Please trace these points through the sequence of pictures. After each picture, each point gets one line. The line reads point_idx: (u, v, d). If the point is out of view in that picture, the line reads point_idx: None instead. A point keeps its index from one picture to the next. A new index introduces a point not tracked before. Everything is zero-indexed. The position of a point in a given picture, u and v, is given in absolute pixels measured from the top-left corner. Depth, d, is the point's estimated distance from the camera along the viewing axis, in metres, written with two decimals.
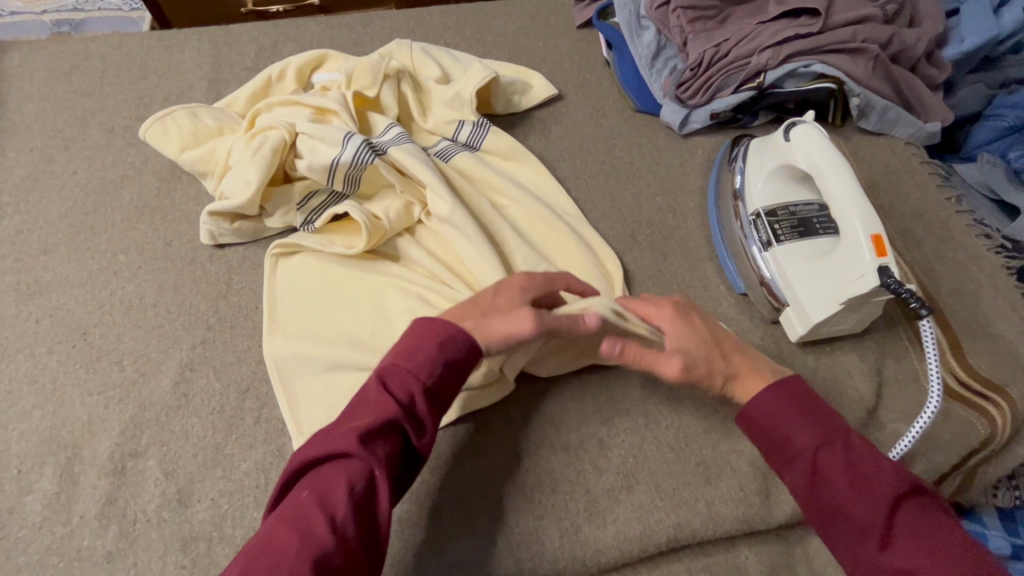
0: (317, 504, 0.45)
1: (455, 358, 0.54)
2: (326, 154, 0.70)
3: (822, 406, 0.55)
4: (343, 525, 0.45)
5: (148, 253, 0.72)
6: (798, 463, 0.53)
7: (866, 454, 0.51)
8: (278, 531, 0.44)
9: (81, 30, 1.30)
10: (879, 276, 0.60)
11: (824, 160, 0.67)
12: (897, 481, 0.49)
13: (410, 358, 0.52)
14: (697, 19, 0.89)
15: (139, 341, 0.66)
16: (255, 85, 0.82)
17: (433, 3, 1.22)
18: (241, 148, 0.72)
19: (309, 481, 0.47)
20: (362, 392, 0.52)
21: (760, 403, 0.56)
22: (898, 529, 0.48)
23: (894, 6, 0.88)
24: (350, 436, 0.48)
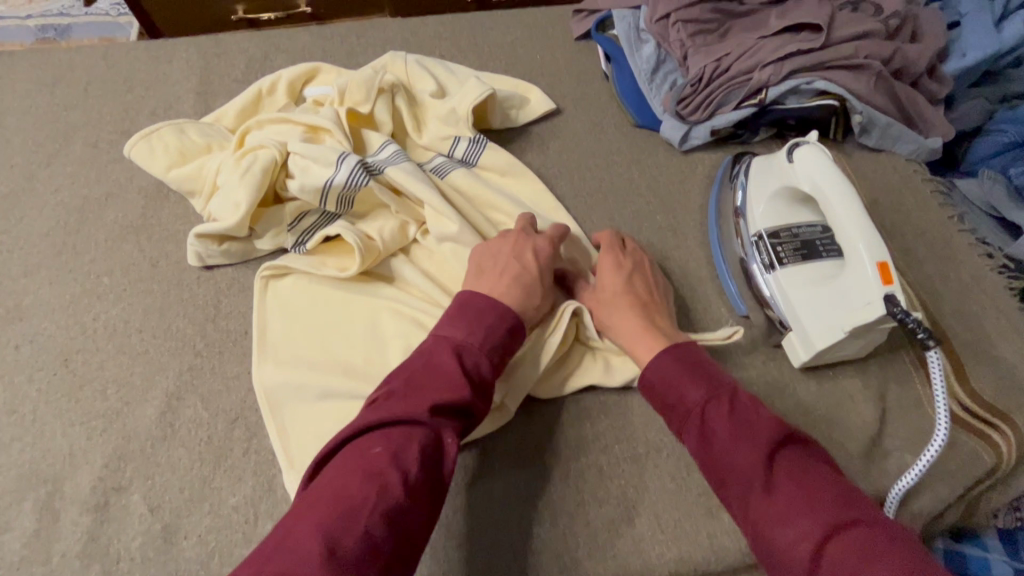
0: (394, 459, 0.45)
1: (511, 344, 0.58)
2: (319, 176, 0.67)
3: (713, 368, 0.56)
4: (416, 487, 0.45)
5: (134, 274, 0.70)
6: (690, 422, 0.53)
7: (750, 409, 0.52)
8: (353, 480, 0.43)
9: (67, 36, 1.27)
10: (885, 305, 0.58)
11: (827, 183, 0.65)
12: (776, 429, 0.50)
13: (478, 337, 0.55)
14: (697, 32, 0.87)
15: (123, 368, 0.64)
16: (245, 98, 0.79)
17: (428, 11, 1.19)
18: (229, 168, 0.70)
19: (381, 437, 0.47)
20: (430, 362, 0.53)
21: (655, 365, 0.57)
22: (780, 476, 0.48)
23: (897, 20, 0.87)
24: (425, 401, 0.49)
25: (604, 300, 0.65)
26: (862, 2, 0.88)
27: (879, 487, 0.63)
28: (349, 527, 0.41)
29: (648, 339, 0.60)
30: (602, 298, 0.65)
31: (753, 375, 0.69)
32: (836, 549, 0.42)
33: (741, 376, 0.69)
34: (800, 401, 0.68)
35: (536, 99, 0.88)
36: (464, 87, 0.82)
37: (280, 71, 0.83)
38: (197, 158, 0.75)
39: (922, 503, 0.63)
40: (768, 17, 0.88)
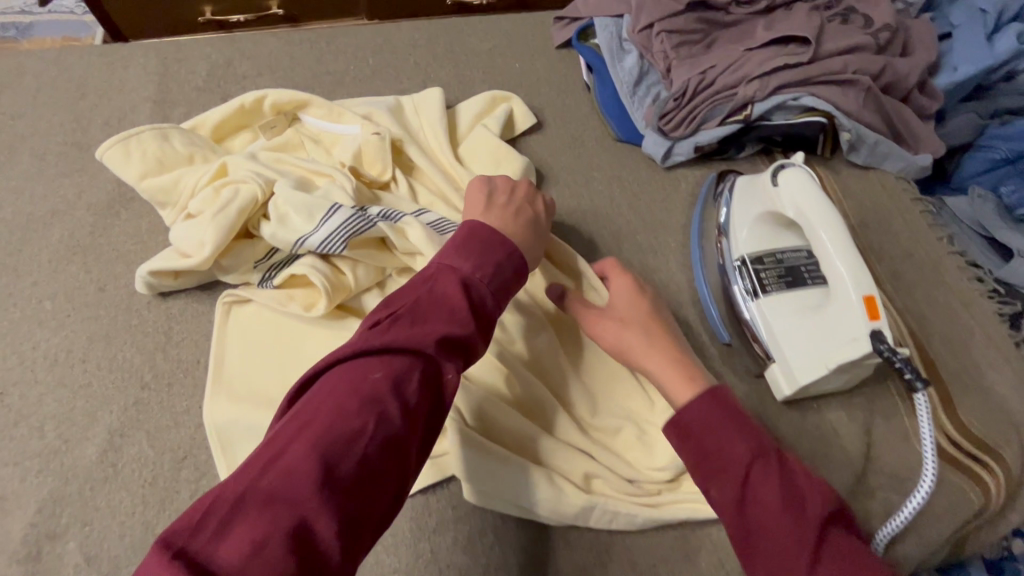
0: (395, 387, 0.41)
1: (514, 285, 0.54)
2: (297, 224, 0.62)
3: (749, 417, 0.53)
4: (414, 418, 0.41)
5: (78, 299, 0.65)
6: (731, 478, 0.50)
7: (798, 473, 0.50)
8: (350, 403, 0.39)
9: (28, 34, 1.21)
10: (872, 341, 0.56)
11: (813, 209, 0.62)
12: (827, 503, 0.49)
13: (485, 274, 0.51)
14: (682, 43, 0.83)
15: (63, 403, 0.60)
16: (232, 108, 0.75)
17: (407, 15, 1.15)
18: (202, 195, 0.65)
19: (381, 362, 0.42)
20: (436, 292, 0.48)
21: (692, 408, 0.53)
22: (832, 552, 0.46)
23: (888, 33, 0.84)
24: (432, 332, 0.45)
25: (628, 322, 0.60)
26: (852, 14, 0.85)
27: (862, 529, 0.60)
28: (346, 453, 0.37)
29: (685, 382, 0.55)
30: (628, 318, 0.60)
31: None
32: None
33: None
34: (783, 435, 0.65)
35: (523, 117, 0.83)
36: (485, 150, 0.78)
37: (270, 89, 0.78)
38: (175, 168, 0.70)
39: (907, 544, 0.61)
40: (755, 27, 0.85)
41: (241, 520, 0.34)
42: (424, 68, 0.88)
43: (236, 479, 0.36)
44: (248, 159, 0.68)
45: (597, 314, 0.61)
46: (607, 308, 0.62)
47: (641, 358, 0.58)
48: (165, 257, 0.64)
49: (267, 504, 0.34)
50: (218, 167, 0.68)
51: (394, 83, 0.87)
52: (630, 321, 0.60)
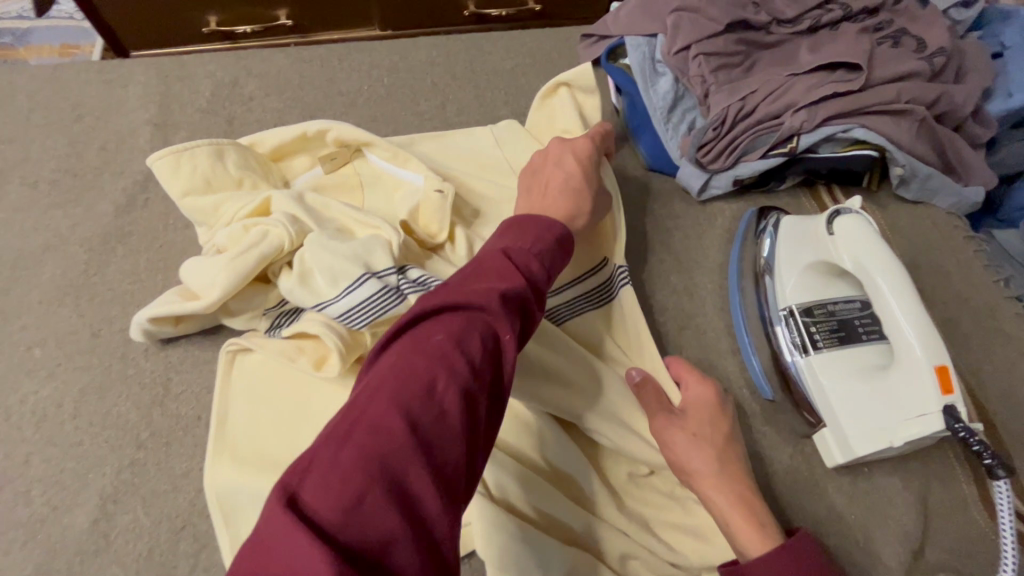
0: (463, 340, 0.38)
1: (561, 256, 0.51)
2: (319, 285, 0.57)
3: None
4: (484, 375, 0.38)
5: (71, 345, 0.61)
6: None
7: None
8: (420, 359, 0.36)
9: (26, 40, 1.16)
10: (945, 418, 0.51)
11: (874, 260, 0.58)
12: None
13: (528, 245, 0.49)
14: (721, 66, 0.77)
15: (52, 464, 0.55)
16: (292, 134, 0.70)
17: (422, 27, 1.10)
18: (229, 230, 0.60)
19: (443, 322, 0.39)
20: (483, 263, 0.46)
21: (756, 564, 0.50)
22: None
23: (943, 58, 0.78)
24: (488, 290, 0.42)
25: (701, 438, 0.56)
26: (904, 36, 0.79)
27: None
28: (423, 406, 0.34)
29: (754, 517, 0.52)
30: (702, 433, 0.56)
31: (780, 474, 0.60)
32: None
33: (765, 474, 0.60)
34: (833, 505, 0.59)
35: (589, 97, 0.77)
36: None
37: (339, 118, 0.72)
38: (220, 191, 0.65)
39: None
40: (797, 49, 0.79)
41: (334, 476, 0.30)
42: (442, 89, 0.83)
43: (318, 442, 0.32)
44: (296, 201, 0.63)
45: (667, 420, 0.57)
46: (678, 413, 0.58)
47: (703, 482, 0.55)
48: (173, 297, 0.59)
49: (359, 460, 0.31)
50: (261, 202, 0.63)
51: (410, 105, 0.81)
52: (701, 431, 0.56)
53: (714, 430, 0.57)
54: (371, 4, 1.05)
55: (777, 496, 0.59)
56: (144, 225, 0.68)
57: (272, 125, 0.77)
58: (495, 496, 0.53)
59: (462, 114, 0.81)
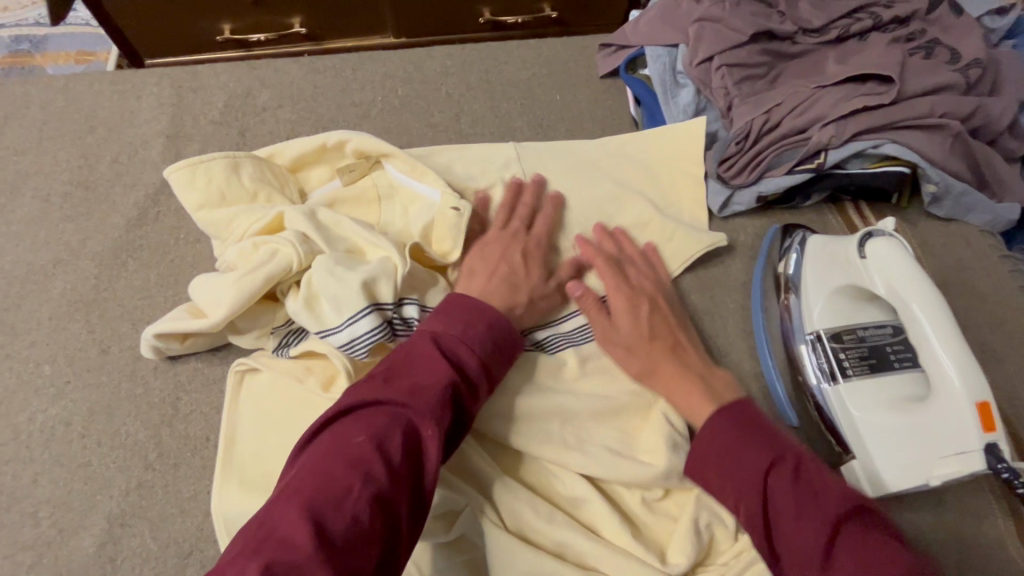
0: (377, 445, 0.42)
1: (500, 335, 0.54)
2: (326, 314, 0.55)
3: (775, 429, 0.49)
4: (399, 477, 0.42)
5: (80, 363, 0.60)
6: (749, 491, 0.46)
7: (821, 481, 0.45)
8: (334, 469, 0.41)
9: (43, 48, 1.16)
10: (986, 456, 0.49)
11: (908, 283, 0.55)
12: (848, 502, 0.43)
13: (458, 330, 0.52)
14: (745, 78, 0.75)
15: (59, 485, 0.54)
16: (312, 144, 0.68)
17: (437, 37, 1.08)
18: (239, 247, 0.59)
19: (363, 425, 0.44)
20: (413, 352, 0.49)
21: (707, 427, 0.50)
22: (846, 556, 0.41)
23: (978, 70, 0.75)
24: (409, 388, 0.46)
25: (630, 351, 0.60)
26: (937, 47, 0.76)
27: None
28: (337, 514, 0.39)
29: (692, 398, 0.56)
30: (630, 345, 0.60)
31: None
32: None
33: None
34: None
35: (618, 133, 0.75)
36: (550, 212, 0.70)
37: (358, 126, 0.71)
38: (235, 204, 0.64)
39: None
40: (824, 61, 0.76)
41: None
42: (457, 100, 0.81)
43: (238, 551, 0.37)
44: (309, 219, 0.61)
45: (610, 278, 0.63)
46: (623, 276, 0.64)
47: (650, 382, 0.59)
48: (178, 314, 0.58)
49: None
50: (274, 218, 0.61)
51: (424, 116, 0.79)
52: (630, 290, 0.62)
53: (640, 341, 0.59)
54: (385, 11, 1.04)
55: None
56: (153, 239, 0.67)
57: (285, 136, 0.76)
58: (509, 525, 0.53)
59: (477, 125, 0.79)
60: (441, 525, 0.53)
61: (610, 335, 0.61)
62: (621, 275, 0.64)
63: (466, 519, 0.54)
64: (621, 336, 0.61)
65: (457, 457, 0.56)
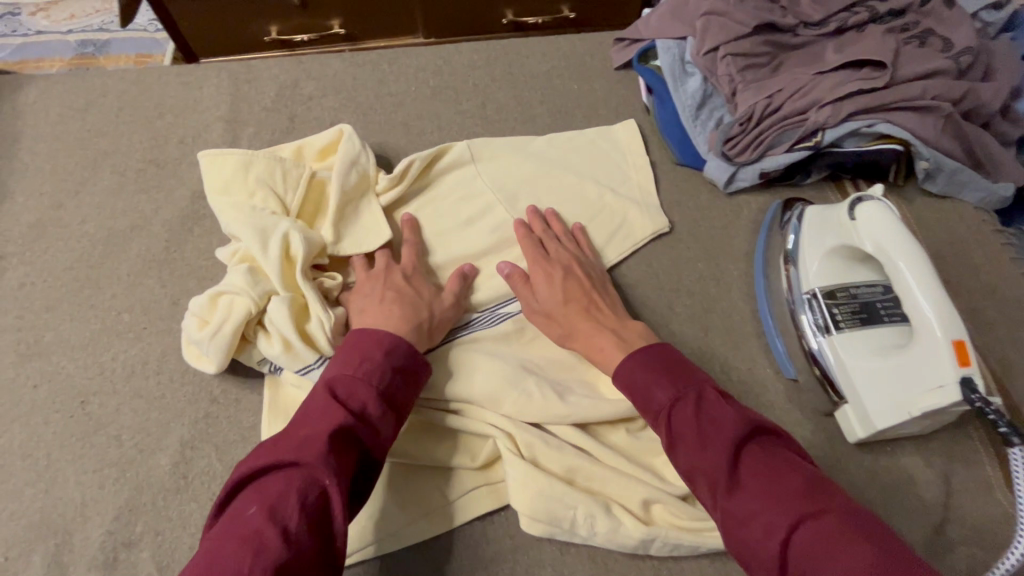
0: (271, 513, 0.44)
1: (399, 364, 0.57)
2: (300, 356, 0.61)
3: (689, 368, 0.58)
4: (298, 540, 0.43)
5: (154, 312, 0.68)
6: (660, 422, 0.55)
7: (713, 408, 0.54)
8: (228, 548, 0.42)
9: (105, 51, 1.28)
10: (961, 389, 0.54)
11: (897, 247, 0.60)
12: (741, 424, 0.52)
13: (351, 368, 0.55)
14: (748, 66, 0.81)
15: (138, 414, 0.62)
16: (327, 141, 0.75)
17: (463, 37, 1.17)
18: (199, 303, 0.61)
19: (258, 495, 0.45)
20: (309, 405, 0.52)
21: (623, 367, 0.60)
22: (747, 474, 0.50)
23: (969, 57, 0.80)
24: (301, 444, 0.48)
25: (553, 316, 0.66)
26: (930, 36, 0.82)
27: None
28: None
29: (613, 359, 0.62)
30: (553, 314, 0.66)
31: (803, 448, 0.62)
32: (802, 538, 0.45)
33: None
34: (855, 479, 0.61)
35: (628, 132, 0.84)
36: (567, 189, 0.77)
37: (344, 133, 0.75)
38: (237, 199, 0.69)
39: None
40: (824, 50, 0.82)
41: None
42: (483, 90, 0.89)
43: None
44: (276, 254, 0.63)
45: (528, 257, 0.70)
46: (542, 251, 0.71)
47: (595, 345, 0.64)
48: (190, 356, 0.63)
49: None
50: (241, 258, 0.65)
51: (454, 104, 0.87)
52: (548, 265, 0.69)
53: (567, 307, 0.66)
54: (416, 13, 1.13)
55: None
56: None
57: (329, 122, 0.85)
58: (525, 455, 0.59)
59: (502, 112, 0.87)
60: (467, 455, 0.61)
61: (533, 305, 0.67)
62: (540, 247, 0.71)
63: (490, 450, 0.60)
64: (543, 306, 0.67)
65: (482, 397, 0.62)
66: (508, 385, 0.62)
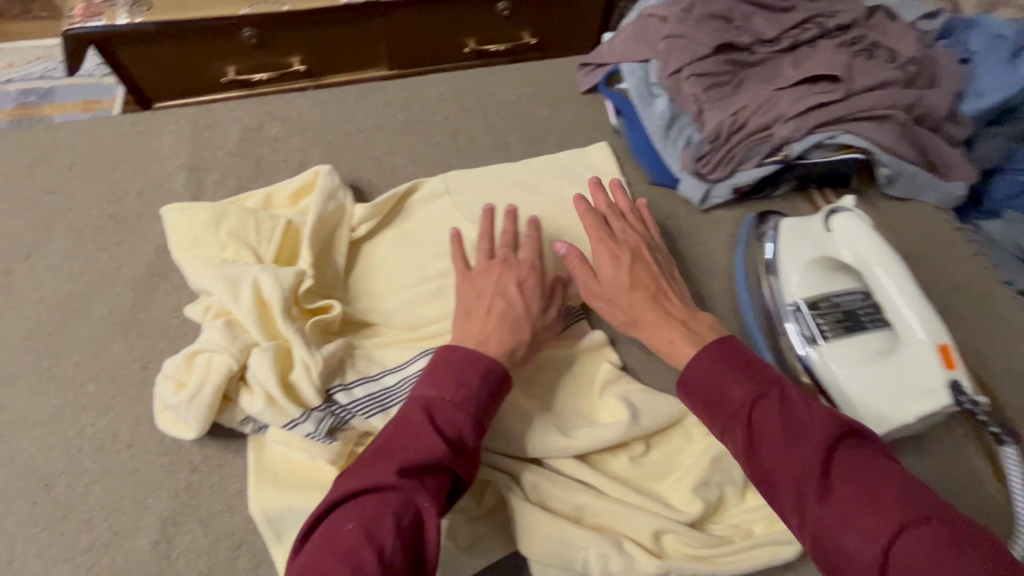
0: (365, 532, 0.45)
1: (493, 392, 0.57)
2: (285, 409, 0.56)
3: (764, 365, 0.57)
4: (394, 561, 0.45)
5: (122, 379, 0.64)
6: (738, 418, 0.53)
7: (804, 406, 0.53)
8: (327, 563, 0.44)
9: (50, 100, 1.22)
10: (951, 393, 0.56)
11: (877, 256, 0.65)
12: (833, 426, 0.51)
13: (450, 393, 0.55)
14: (712, 85, 0.83)
15: (112, 492, 0.58)
16: (301, 184, 0.74)
17: (427, 69, 1.17)
18: (172, 363, 0.57)
19: (354, 512, 0.47)
20: (407, 426, 0.53)
21: (697, 362, 0.58)
22: (837, 476, 0.48)
23: (915, 67, 0.84)
24: (395, 466, 0.49)
25: (616, 300, 0.66)
26: (878, 49, 0.86)
27: None
28: None
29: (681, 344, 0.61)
30: (615, 299, 0.66)
31: None
32: (902, 548, 0.44)
33: None
34: None
35: (599, 154, 0.85)
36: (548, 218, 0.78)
37: (321, 174, 0.73)
38: (210, 254, 0.66)
39: None
40: (781, 66, 0.85)
41: None
42: (453, 121, 0.88)
43: None
44: (254, 303, 0.60)
45: (595, 235, 0.70)
46: (608, 230, 0.71)
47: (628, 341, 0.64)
48: (168, 423, 0.58)
49: None
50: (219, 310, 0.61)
51: (425, 137, 0.86)
52: (616, 247, 0.69)
53: (636, 290, 0.66)
54: (378, 46, 1.12)
55: None
56: None
57: (298, 163, 0.82)
58: (531, 496, 0.58)
59: (474, 142, 0.87)
60: (473, 499, 0.59)
61: (593, 290, 0.67)
62: (606, 227, 0.72)
63: (495, 492, 0.59)
64: (610, 290, 0.67)
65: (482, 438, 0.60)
66: (508, 423, 0.61)
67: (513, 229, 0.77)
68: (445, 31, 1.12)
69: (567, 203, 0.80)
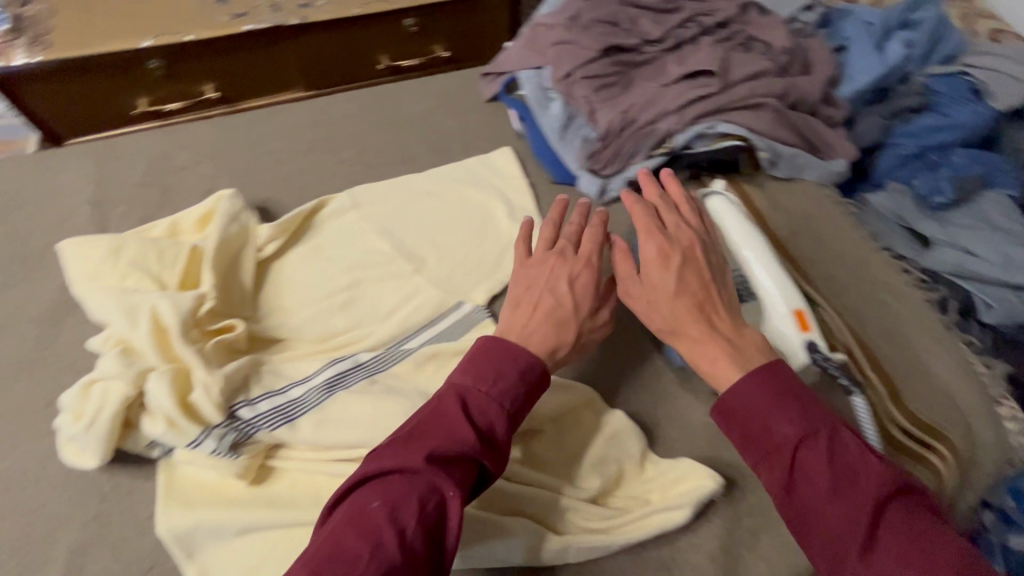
0: (392, 514, 0.45)
1: (531, 388, 0.55)
2: (184, 430, 0.57)
3: (812, 397, 0.51)
4: (412, 549, 0.44)
5: (28, 416, 0.64)
6: (779, 455, 0.48)
7: (855, 452, 0.48)
8: (347, 535, 0.44)
9: None
10: (806, 352, 0.61)
11: (742, 236, 0.69)
12: (886, 480, 0.46)
13: (487, 383, 0.53)
14: (602, 87, 0.87)
15: (19, 529, 0.58)
16: (204, 210, 0.75)
17: (343, 87, 1.20)
18: (70, 395, 0.58)
19: (378, 489, 0.47)
20: (440, 411, 0.51)
21: (738, 387, 0.52)
22: (886, 533, 0.44)
23: (786, 57, 0.91)
24: (425, 450, 0.48)
25: (657, 302, 0.59)
26: (753, 43, 0.93)
27: None
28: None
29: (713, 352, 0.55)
30: (655, 301, 0.59)
31: (695, 428, 0.68)
32: None
33: (683, 430, 0.68)
34: None
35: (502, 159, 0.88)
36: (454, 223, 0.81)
37: (222, 198, 0.75)
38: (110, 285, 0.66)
39: None
40: (666, 64, 0.91)
41: None
42: (361, 137, 0.91)
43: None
44: (150, 329, 0.61)
45: (643, 227, 0.62)
46: (659, 222, 0.63)
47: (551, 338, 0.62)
48: (73, 454, 0.59)
49: None
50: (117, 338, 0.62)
51: (334, 154, 0.89)
52: (669, 242, 0.61)
53: (681, 294, 0.58)
54: (291, 69, 1.14)
55: (696, 448, 0.67)
56: None
57: (206, 189, 0.84)
58: None
59: (382, 156, 0.89)
60: None
61: (630, 293, 0.60)
62: (659, 219, 0.64)
63: None
64: (653, 291, 0.59)
65: None
66: None
67: (420, 237, 0.80)
68: (356, 50, 1.15)
69: (473, 208, 0.83)
